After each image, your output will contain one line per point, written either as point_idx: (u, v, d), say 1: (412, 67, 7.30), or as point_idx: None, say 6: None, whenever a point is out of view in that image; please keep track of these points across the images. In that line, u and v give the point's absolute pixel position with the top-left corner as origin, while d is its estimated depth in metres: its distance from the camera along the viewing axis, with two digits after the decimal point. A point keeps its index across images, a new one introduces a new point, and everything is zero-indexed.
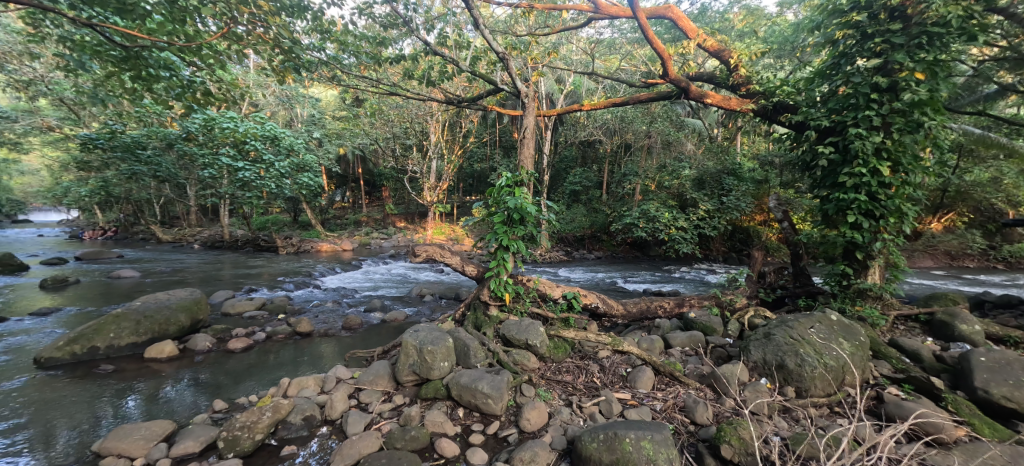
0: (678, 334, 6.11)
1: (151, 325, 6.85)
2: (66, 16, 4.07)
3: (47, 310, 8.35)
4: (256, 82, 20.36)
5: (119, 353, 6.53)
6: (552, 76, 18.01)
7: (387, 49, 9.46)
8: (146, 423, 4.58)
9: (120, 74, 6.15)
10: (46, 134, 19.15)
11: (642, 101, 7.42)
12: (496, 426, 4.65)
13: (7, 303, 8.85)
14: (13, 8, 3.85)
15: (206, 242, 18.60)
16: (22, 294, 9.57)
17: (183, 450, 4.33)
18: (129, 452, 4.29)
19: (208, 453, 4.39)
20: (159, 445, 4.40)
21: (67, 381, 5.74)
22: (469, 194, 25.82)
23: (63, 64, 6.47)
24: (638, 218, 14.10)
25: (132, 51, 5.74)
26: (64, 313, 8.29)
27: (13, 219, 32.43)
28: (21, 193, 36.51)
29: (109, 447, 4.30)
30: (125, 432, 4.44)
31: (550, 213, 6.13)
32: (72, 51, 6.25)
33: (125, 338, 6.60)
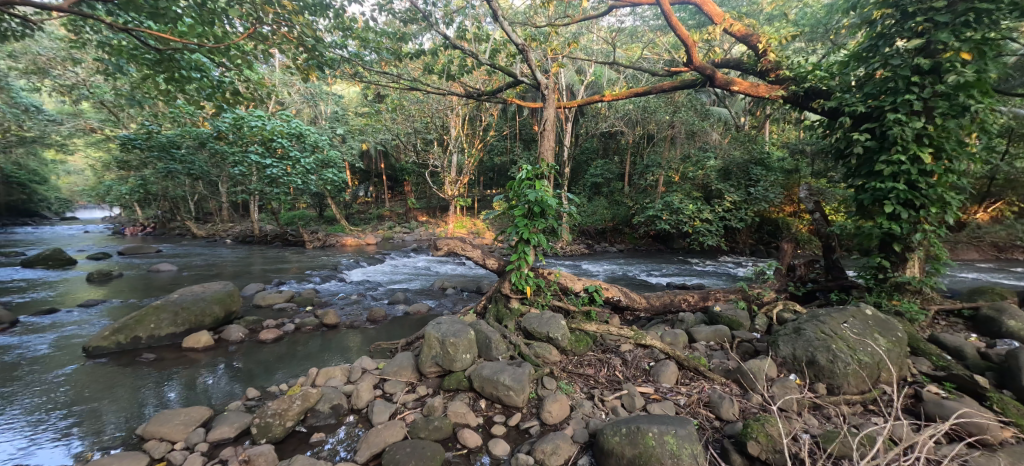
0: (703, 328, 5.99)
1: (188, 316, 7.13)
2: (103, 21, 4.25)
3: (94, 301, 8.80)
4: (281, 81, 20.89)
5: (160, 342, 6.81)
6: (572, 68, 17.76)
7: (407, 45, 9.51)
8: (185, 409, 4.77)
9: (155, 77, 6.37)
10: (89, 135, 20.12)
11: (665, 91, 7.20)
12: (518, 418, 4.66)
13: (58, 296, 9.34)
14: (55, 15, 4.03)
15: (237, 237, 19.22)
16: (70, 287, 10.09)
17: (220, 435, 4.49)
18: (169, 437, 4.47)
19: (243, 438, 4.54)
20: (198, 430, 4.57)
21: (112, 369, 6.02)
22: (490, 188, 25.87)
23: (103, 69, 6.74)
24: (661, 210, 13.87)
25: (165, 53, 5.94)
26: (108, 305, 8.70)
27: (61, 218, 34.21)
28: (69, 191, 38.70)
29: (151, 431, 4.49)
30: (166, 417, 4.63)
31: (571, 206, 6.07)
32: (111, 55, 6.51)
33: (165, 329, 6.89)
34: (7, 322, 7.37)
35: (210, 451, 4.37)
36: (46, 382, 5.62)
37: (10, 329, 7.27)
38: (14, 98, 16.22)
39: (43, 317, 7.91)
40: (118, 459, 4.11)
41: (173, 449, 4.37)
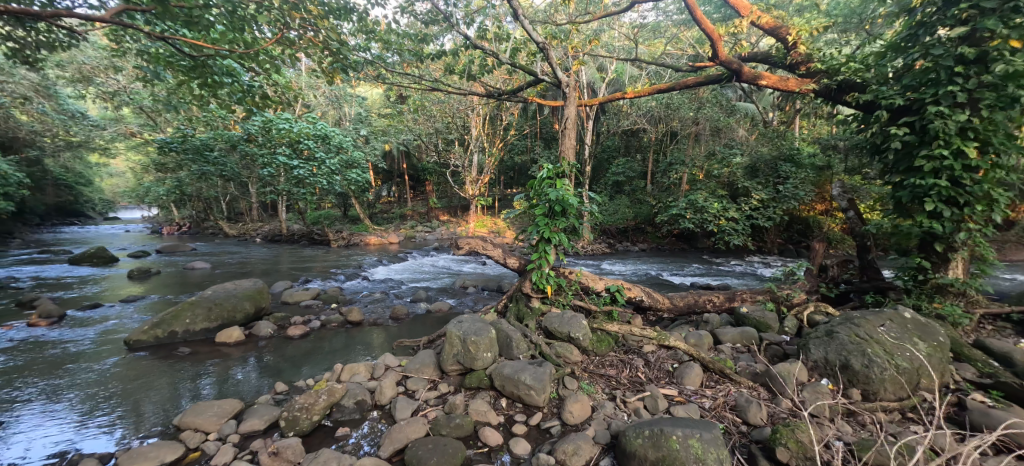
0: (729, 330, 5.83)
1: (220, 312, 7.35)
2: (142, 30, 4.43)
3: (134, 297, 9.17)
4: (307, 84, 21.40)
5: (194, 337, 7.05)
6: (593, 66, 17.58)
7: (429, 46, 9.57)
8: (217, 402, 4.91)
9: (189, 83, 6.57)
10: (129, 139, 21.03)
11: (689, 87, 7.02)
12: (539, 418, 4.63)
13: (101, 292, 9.78)
14: (99, 25, 4.23)
15: (266, 236, 19.78)
16: (112, 283, 10.55)
17: (250, 427, 4.61)
18: (203, 427, 4.61)
19: (273, 431, 4.64)
20: (229, 422, 4.71)
21: (150, 362, 6.26)
22: (510, 187, 25.88)
23: (141, 76, 7.01)
24: (685, 209, 13.62)
25: (199, 60, 6.13)
26: (146, 301, 9.06)
27: (104, 218, 35.86)
28: (112, 193, 40.67)
29: (186, 422, 4.64)
30: (200, 409, 4.78)
31: (593, 204, 5.99)
32: (149, 63, 6.76)
33: (199, 324, 7.13)
34: (54, 315, 7.74)
35: (241, 442, 4.49)
36: (91, 373, 5.88)
37: (57, 323, 7.65)
38: (61, 104, 17.09)
39: (87, 312, 8.30)
40: (156, 447, 4.26)
41: (207, 440, 4.51)
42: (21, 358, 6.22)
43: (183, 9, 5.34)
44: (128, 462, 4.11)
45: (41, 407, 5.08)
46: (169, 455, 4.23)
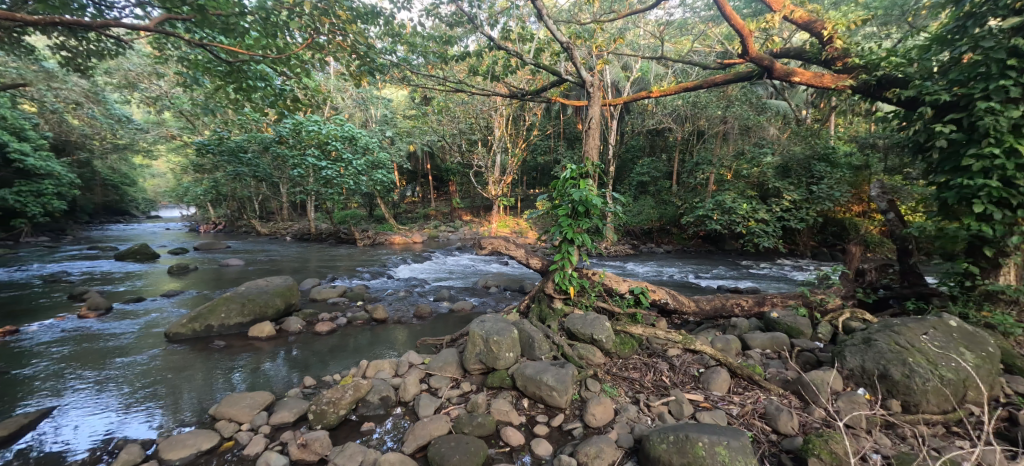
0: (758, 335, 5.66)
1: (253, 307, 7.58)
2: (182, 38, 4.62)
3: (173, 292, 9.57)
4: (335, 87, 21.95)
5: (229, 331, 7.29)
6: (617, 64, 17.38)
7: (453, 47, 9.64)
8: (250, 393, 5.05)
9: (225, 87, 6.82)
10: (170, 141, 22.00)
11: (717, 84, 6.81)
12: (561, 419, 4.58)
13: (143, 286, 10.25)
14: (144, 34, 4.46)
15: (295, 235, 20.33)
16: (153, 278, 11.03)
17: (280, 419, 4.72)
18: (237, 418, 4.75)
19: (302, 423, 4.75)
20: (261, 413, 4.83)
21: (188, 354, 6.51)
22: (533, 187, 25.85)
23: (182, 81, 7.33)
24: (712, 210, 13.31)
25: (234, 66, 6.37)
26: (185, 295, 9.44)
27: (147, 217, 37.68)
28: (154, 193, 42.68)
29: (221, 412, 4.80)
30: (234, 399, 4.93)
31: (617, 205, 5.89)
32: (188, 69, 7.05)
33: (233, 318, 7.37)
34: (102, 308, 8.16)
35: (272, 433, 4.61)
36: (134, 363, 6.15)
37: (105, 315, 8.05)
38: (109, 109, 18.04)
39: (132, 304, 8.71)
40: (194, 435, 4.41)
41: (240, 430, 4.64)
42: (71, 348, 6.56)
43: (220, 17, 5.60)
44: (168, 449, 4.27)
45: (88, 394, 5.33)
46: (205, 443, 4.37)
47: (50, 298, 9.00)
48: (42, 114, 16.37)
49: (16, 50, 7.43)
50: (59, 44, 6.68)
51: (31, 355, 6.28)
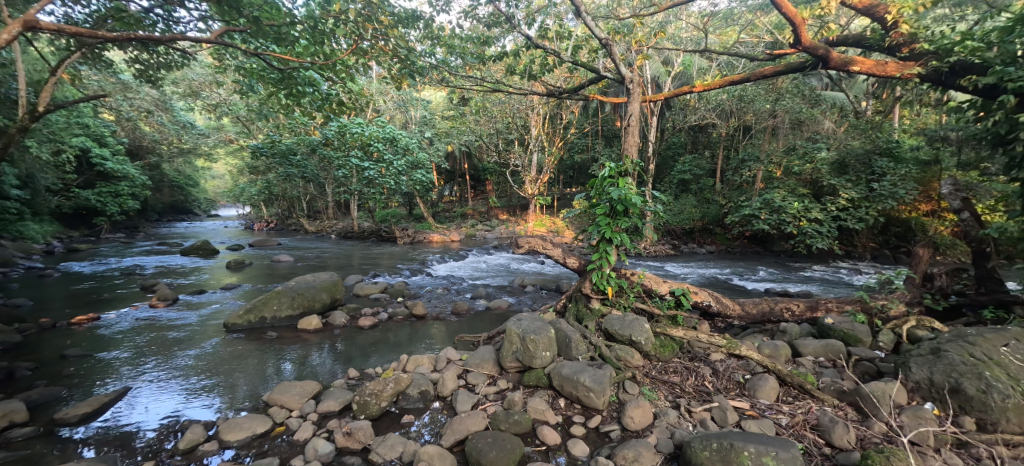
0: (810, 341, 5.34)
1: (302, 301, 7.92)
2: (240, 48, 4.87)
3: (231, 285, 10.16)
4: (377, 90, 22.64)
5: (280, 322, 7.63)
6: (658, 59, 16.92)
7: (490, 47, 9.69)
8: (299, 382, 5.26)
9: (277, 93, 7.15)
10: (227, 145, 23.39)
11: (766, 77, 6.43)
12: (598, 421, 4.49)
13: (205, 279, 10.94)
14: (208, 46, 4.74)
15: (340, 233, 21.09)
16: (213, 272, 11.75)
17: (327, 407, 4.88)
18: (288, 404, 4.95)
19: (347, 412, 4.89)
20: (310, 402, 5.02)
21: (243, 343, 6.86)
22: (570, 186, 25.61)
23: (239, 88, 7.75)
24: (759, 208, 12.72)
25: (285, 73, 6.70)
26: (241, 289, 10.00)
27: (208, 215, 40.36)
28: (214, 194, 45.64)
29: (273, 398, 5.02)
30: (284, 387, 5.14)
31: (657, 204, 5.71)
32: (244, 76, 7.43)
33: (284, 311, 7.72)
34: (170, 298, 8.77)
35: (319, 421, 4.77)
36: (197, 351, 6.55)
37: (172, 305, 8.66)
38: (174, 116, 19.41)
39: (196, 296, 9.33)
40: (249, 419, 4.63)
41: (290, 416, 4.83)
42: (143, 335, 7.08)
43: (274, 27, 6.03)
44: (227, 430, 4.50)
45: (157, 378, 5.72)
46: (259, 427, 4.58)
47: (125, 288, 9.77)
48: (118, 122, 17.83)
49: (97, 65, 8.10)
50: (133, 57, 7.25)
51: (109, 341, 6.82)
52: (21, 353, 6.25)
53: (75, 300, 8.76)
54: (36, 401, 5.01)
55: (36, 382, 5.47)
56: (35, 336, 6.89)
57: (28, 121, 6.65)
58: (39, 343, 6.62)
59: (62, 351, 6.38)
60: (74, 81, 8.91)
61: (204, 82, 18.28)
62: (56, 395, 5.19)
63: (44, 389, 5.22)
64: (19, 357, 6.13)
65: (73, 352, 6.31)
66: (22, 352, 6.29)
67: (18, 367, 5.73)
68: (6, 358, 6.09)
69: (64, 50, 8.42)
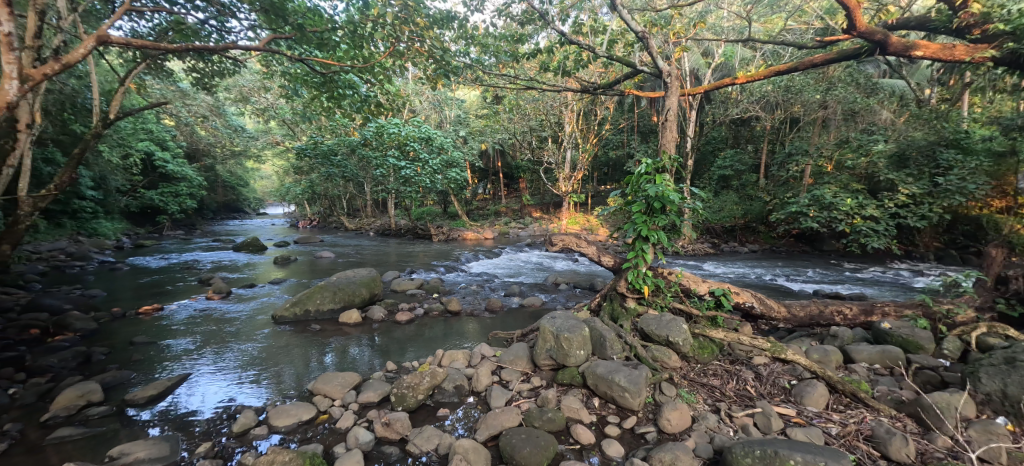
0: (865, 347, 5.01)
1: (342, 295, 8.16)
2: (286, 54, 5.03)
3: (278, 279, 10.61)
4: (413, 90, 23.17)
5: (323, 315, 7.91)
6: (697, 51, 16.36)
7: (524, 45, 9.63)
8: (340, 373, 5.41)
9: (319, 97, 7.40)
10: (273, 146, 24.49)
11: (816, 65, 6.05)
12: (634, 422, 4.38)
13: (255, 274, 11.49)
14: (255, 53, 4.90)
15: (378, 231, 21.62)
16: (262, 267, 12.33)
17: (366, 398, 5.00)
18: (330, 394, 5.10)
19: (385, 404, 4.99)
20: (351, 392, 5.16)
21: (289, 335, 7.14)
22: (605, 183, 25.23)
23: (285, 93, 8.09)
24: (807, 205, 12.10)
25: (328, 77, 6.96)
26: (287, 283, 10.42)
27: (257, 213, 42.58)
28: (263, 193, 48.11)
29: (317, 388, 5.19)
30: (327, 378, 5.30)
31: (696, 201, 5.51)
32: (288, 81, 7.75)
33: (326, 305, 7.98)
34: (224, 291, 9.27)
35: (359, 411, 4.89)
36: (248, 341, 6.88)
37: (225, 297, 9.15)
38: (227, 120, 20.54)
39: (247, 289, 9.80)
40: (295, 406, 4.80)
41: (333, 405, 4.98)
42: (200, 325, 7.51)
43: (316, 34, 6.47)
44: (275, 416, 4.68)
45: (213, 365, 6.04)
46: (305, 414, 4.74)
47: (185, 281, 10.40)
48: (178, 127, 19.05)
49: (160, 76, 8.69)
50: (191, 67, 7.73)
51: (170, 330, 7.27)
52: (96, 339, 6.75)
53: (141, 292, 9.41)
54: (109, 383, 5.38)
55: (109, 366, 5.89)
56: (108, 323, 7.45)
57: (101, 128, 7.23)
58: (112, 330, 7.13)
59: (131, 338, 6.85)
60: (140, 90, 9.55)
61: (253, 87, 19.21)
62: (126, 378, 5.56)
63: (117, 372, 5.61)
64: (95, 343, 6.62)
65: (140, 339, 6.76)
66: (98, 338, 6.79)
67: (94, 351, 6.19)
68: (84, 344, 6.59)
69: (131, 62, 9.06)
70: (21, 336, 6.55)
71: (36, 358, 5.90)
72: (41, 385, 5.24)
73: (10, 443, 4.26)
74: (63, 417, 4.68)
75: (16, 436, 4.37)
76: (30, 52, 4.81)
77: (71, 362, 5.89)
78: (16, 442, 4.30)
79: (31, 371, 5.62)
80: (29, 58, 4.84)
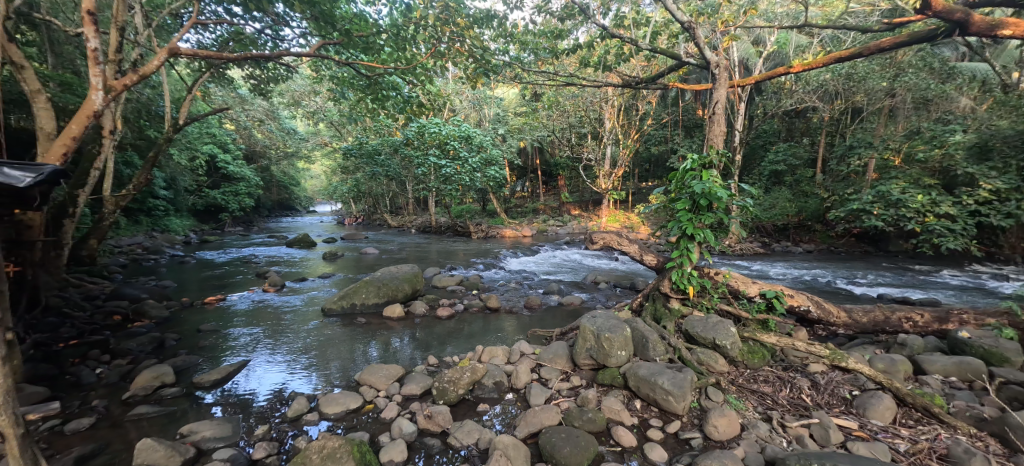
0: (939, 358, 4.59)
1: (386, 290, 8.35)
2: (334, 58, 5.15)
3: (326, 274, 11.03)
4: (453, 90, 23.51)
5: (368, 309, 8.14)
6: (747, 40, 15.59)
7: (564, 41, 9.47)
8: (385, 365, 5.53)
9: (365, 99, 7.59)
10: (321, 146, 25.51)
11: (883, 50, 5.57)
12: (678, 426, 4.20)
13: (306, 268, 12.01)
14: (305, 57, 5.01)
15: (419, 228, 22.05)
16: (311, 262, 12.85)
17: (409, 390, 5.09)
18: (375, 385, 5.23)
19: (427, 397, 5.06)
20: (394, 384, 5.26)
21: (336, 327, 7.40)
22: (646, 180, 24.60)
23: (333, 96, 8.36)
24: (872, 202, 11.27)
25: (373, 81, 7.19)
26: (335, 277, 10.82)
27: (307, 210, 44.58)
28: (311, 191, 50.31)
29: (363, 379, 5.34)
30: (372, 369, 5.44)
31: (747, 198, 5.21)
32: (337, 85, 8.03)
33: (370, 299, 8.21)
34: (279, 284, 9.74)
35: (402, 403, 4.97)
36: (300, 332, 7.18)
37: (279, 289, 9.62)
38: (280, 123, 21.61)
39: (298, 283, 10.25)
40: (343, 395, 4.95)
41: (378, 396, 5.10)
42: (257, 315, 7.92)
43: (362, 39, 6.73)
44: (325, 404, 4.84)
45: (269, 353, 6.35)
46: (352, 403, 4.88)
47: (244, 275, 11.02)
48: (237, 130, 20.26)
49: (222, 84, 9.23)
50: (250, 74, 8.17)
51: (230, 319, 7.72)
52: (168, 326, 7.26)
53: (205, 283, 10.05)
54: (179, 367, 5.77)
55: (179, 351, 6.32)
56: (177, 311, 8.01)
57: (172, 132, 7.80)
58: (181, 318, 7.65)
59: (197, 326, 7.32)
60: (203, 97, 10.17)
61: (304, 91, 20.12)
62: (194, 363, 5.93)
63: (186, 357, 6.00)
64: (168, 329, 7.12)
65: (205, 327, 7.20)
66: (170, 325, 7.30)
67: (167, 337, 6.65)
68: (157, 329, 7.10)
69: (196, 70, 9.66)
70: (105, 321, 7.16)
71: (118, 342, 6.41)
72: (122, 366, 5.68)
73: (97, 418, 4.63)
74: (141, 396, 5.05)
75: (102, 411, 4.75)
76: (112, 65, 5.16)
77: (147, 346, 6.36)
78: (101, 417, 4.66)
79: (114, 353, 6.11)
80: (112, 72, 5.17)
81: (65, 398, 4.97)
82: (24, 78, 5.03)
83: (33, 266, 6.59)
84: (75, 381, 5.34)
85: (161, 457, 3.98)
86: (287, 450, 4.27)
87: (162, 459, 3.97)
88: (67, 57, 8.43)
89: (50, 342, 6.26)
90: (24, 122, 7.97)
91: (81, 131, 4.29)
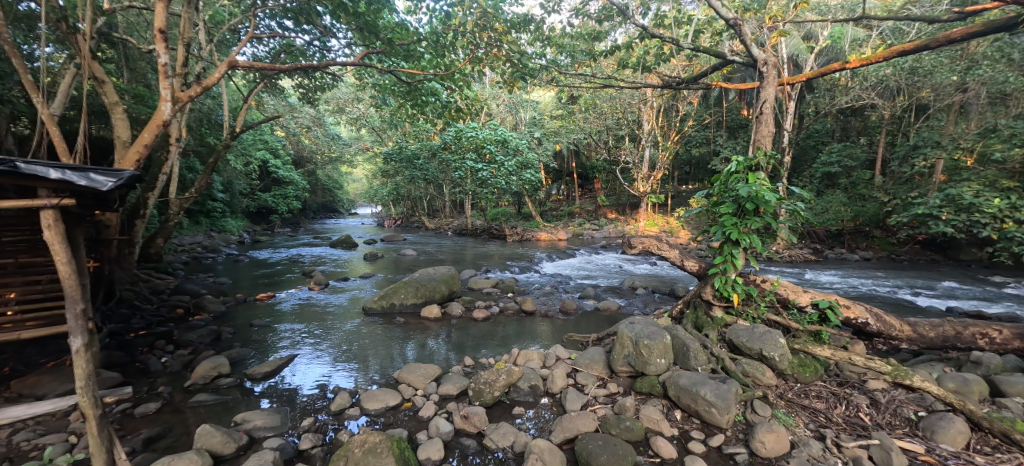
0: (1020, 380, 4.16)
1: (423, 291, 8.46)
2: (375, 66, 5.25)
3: (367, 274, 11.33)
4: (490, 94, 23.72)
5: (406, 309, 8.29)
6: (797, 35, 14.83)
7: (603, 42, 9.30)
8: (423, 364, 5.59)
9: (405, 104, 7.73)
10: (363, 151, 26.35)
11: (952, 41, 5.13)
12: (721, 440, 4.01)
13: (348, 268, 12.38)
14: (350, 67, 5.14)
15: (456, 231, 22.33)
16: (353, 263, 13.23)
17: (446, 390, 5.11)
18: (414, 384, 5.30)
19: (464, 397, 5.06)
20: (432, 383, 5.31)
21: (376, 326, 7.57)
22: (686, 182, 23.91)
23: (375, 102, 8.58)
24: (939, 206, 10.42)
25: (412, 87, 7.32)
26: (375, 278, 11.08)
27: (349, 213, 46.13)
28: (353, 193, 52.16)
29: (402, 377, 5.42)
30: (411, 368, 5.52)
31: (797, 202, 4.92)
32: (377, 91, 8.22)
33: (409, 299, 8.35)
34: (323, 283, 10.10)
35: (439, 402, 5.01)
36: (341, 330, 7.39)
37: (322, 288, 9.95)
38: (325, 129, 22.46)
39: (341, 283, 10.58)
40: (383, 392, 5.04)
41: (416, 394, 5.15)
42: (302, 313, 8.23)
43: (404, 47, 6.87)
44: (366, 400, 4.94)
45: (314, 349, 6.57)
46: (391, 400, 4.96)
47: (292, 274, 11.49)
48: (287, 136, 21.24)
49: (274, 93, 9.69)
50: (298, 83, 8.54)
51: (278, 315, 8.05)
52: (224, 320, 7.66)
53: (256, 281, 10.56)
54: (234, 358, 6.06)
55: (234, 343, 6.66)
56: (232, 306, 8.45)
57: (228, 139, 8.24)
58: (235, 313, 8.06)
59: (249, 321, 7.69)
60: (256, 105, 10.70)
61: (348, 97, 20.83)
62: (246, 356, 6.22)
63: (239, 350, 6.30)
64: (223, 323, 7.51)
65: (257, 322, 7.56)
66: (225, 319, 7.70)
67: (222, 331, 7.01)
68: (215, 323, 7.51)
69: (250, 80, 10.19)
70: (170, 314, 7.64)
71: (181, 334, 6.84)
72: (184, 356, 6.03)
73: (161, 403, 4.92)
74: (200, 385, 5.33)
75: (166, 397, 5.05)
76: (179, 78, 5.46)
77: (205, 338, 6.73)
78: (165, 403, 4.95)
79: (176, 345, 6.50)
80: (180, 83, 5.41)
81: (135, 383, 5.31)
82: (104, 91, 5.57)
83: (109, 262, 7.18)
84: (143, 368, 5.71)
85: (218, 442, 4.16)
86: (329, 443, 4.39)
87: (219, 445, 4.15)
88: (140, 71, 9.11)
89: (122, 331, 6.75)
90: (103, 131, 8.70)
91: (152, 138, 4.66)
